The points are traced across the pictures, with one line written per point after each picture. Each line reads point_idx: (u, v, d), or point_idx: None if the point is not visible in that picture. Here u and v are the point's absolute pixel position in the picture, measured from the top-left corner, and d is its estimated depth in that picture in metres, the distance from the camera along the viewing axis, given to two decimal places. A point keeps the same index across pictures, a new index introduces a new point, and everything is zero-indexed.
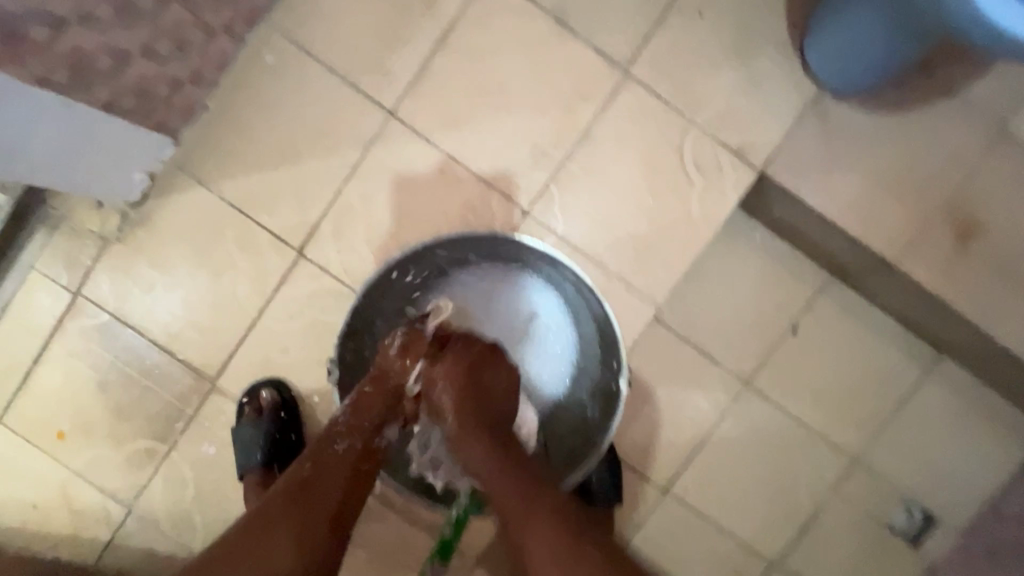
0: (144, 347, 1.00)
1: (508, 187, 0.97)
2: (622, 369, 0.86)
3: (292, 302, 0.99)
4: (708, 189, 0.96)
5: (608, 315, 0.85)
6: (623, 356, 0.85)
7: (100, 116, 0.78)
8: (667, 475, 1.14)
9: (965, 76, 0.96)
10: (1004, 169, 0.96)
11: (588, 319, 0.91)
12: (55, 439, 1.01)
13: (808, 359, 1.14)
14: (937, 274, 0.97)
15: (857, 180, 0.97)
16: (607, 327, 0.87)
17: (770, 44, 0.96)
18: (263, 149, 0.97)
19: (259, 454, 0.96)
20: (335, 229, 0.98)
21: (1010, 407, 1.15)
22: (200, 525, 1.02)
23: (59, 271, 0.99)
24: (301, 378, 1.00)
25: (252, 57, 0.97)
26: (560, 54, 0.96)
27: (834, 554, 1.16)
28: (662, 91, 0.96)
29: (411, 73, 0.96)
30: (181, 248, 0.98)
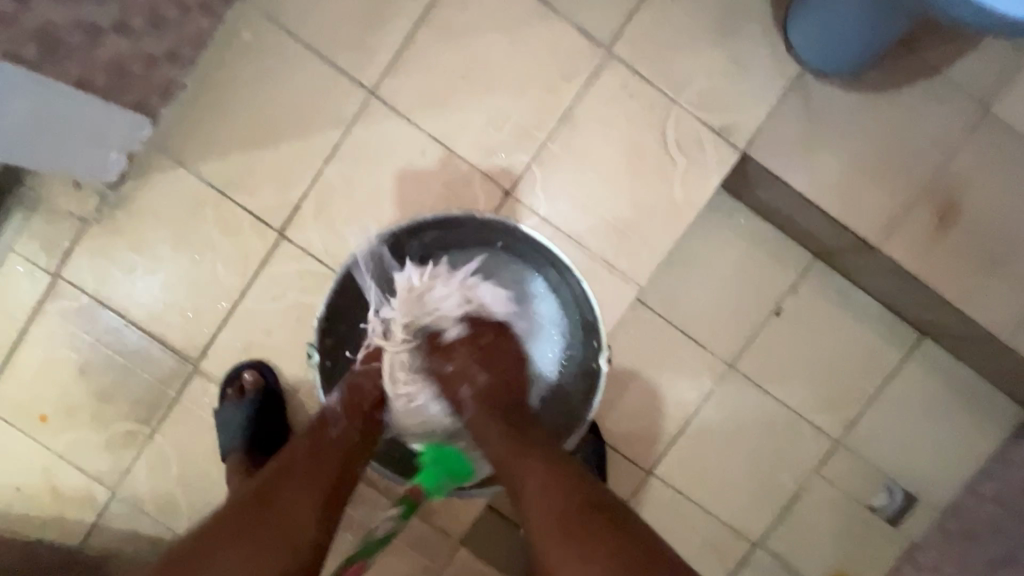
0: (125, 329, 0.99)
1: (490, 167, 0.96)
2: (603, 347, 0.86)
3: (274, 284, 0.98)
4: (691, 171, 0.96)
5: (587, 294, 0.85)
6: (603, 333, 0.86)
7: (72, 93, 0.77)
8: (651, 457, 1.15)
9: (948, 57, 0.96)
10: (986, 150, 0.96)
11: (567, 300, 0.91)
12: (37, 422, 1.01)
13: (792, 341, 1.15)
14: (917, 255, 0.97)
15: (840, 161, 0.96)
16: (585, 307, 0.88)
17: (753, 23, 0.95)
18: (242, 129, 0.96)
19: (240, 435, 0.96)
20: (316, 210, 0.97)
21: (990, 389, 1.16)
22: (184, 507, 1.03)
23: (38, 253, 0.98)
24: (284, 361, 1.00)
25: (230, 36, 0.95)
26: (541, 32, 0.95)
27: (816, 535, 1.18)
28: (645, 71, 0.95)
29: (392, 52, 0.95)
30: (161, 229, 0.97)
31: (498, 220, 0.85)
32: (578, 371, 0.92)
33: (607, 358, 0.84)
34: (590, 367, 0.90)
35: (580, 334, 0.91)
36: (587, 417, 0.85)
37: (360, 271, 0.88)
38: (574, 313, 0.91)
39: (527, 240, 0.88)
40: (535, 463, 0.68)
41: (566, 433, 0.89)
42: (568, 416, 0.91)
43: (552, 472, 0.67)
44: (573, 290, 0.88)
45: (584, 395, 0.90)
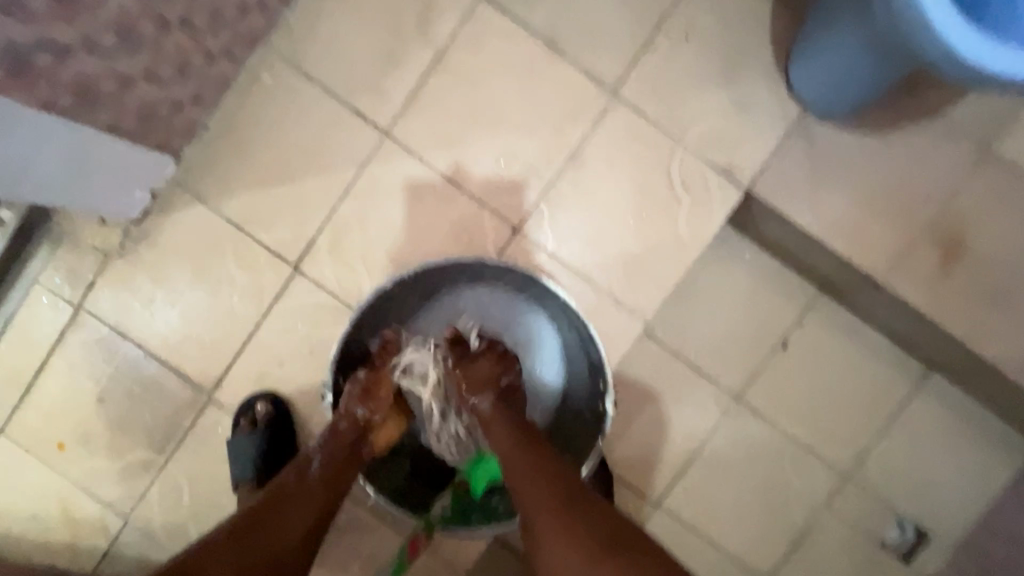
0: (143, 360, 1.02)
1: (500, 204, 0.99)
2: (609, 392, 0.87)
3: (288, 316, 1.01)
4: (696, 208, 0.98)
5: (595, 339, 0.86)
6: (610, 378, 0.86)
7: (103, 138, 0.81)
8: (659, 490, 1.15)
9: (947, 97, 0.98)
10: (988, 188, 0.98)
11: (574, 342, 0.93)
12: (55, 450, 1.03)
13: (799, 374, 1.15)
14: (922, 291, 0.98)
15: (843, 198, 0.98)
16: (592, 350, 0.89)
17: (755, 66, 0.98)
18: (261, 167, 1.00)
19: (251, 466, 0.98)
20: (331, 245, 1.00)
21: (1001, 423, 1.15)
22: (195, 536, 1.04)
23: (62, 285, 1.01)
24: (297, 391, 1.02)
25: (252, 78, 1.00)
26: (549, 74, 0.98)
27: (827, 571, 1.16)
28: (650, 111, 0.98)
29: (405, 94, 0.99)
30: (181, 262, 1.01)
31: (504, 266, 0.87)
32: (585, 411, 0.93)
33: (613, 403, 0.85)
34: (596, 409, 0.91)
35: (587, 376, 0.93)
36: (593, 462, 0.86)
37: (372, 310, 0.90)
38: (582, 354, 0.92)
39: (534, 282, 0.90)
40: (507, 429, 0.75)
41: None
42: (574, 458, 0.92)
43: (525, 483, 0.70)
44: (580, 331, 0.90)
45: (589, 437, 0.91)
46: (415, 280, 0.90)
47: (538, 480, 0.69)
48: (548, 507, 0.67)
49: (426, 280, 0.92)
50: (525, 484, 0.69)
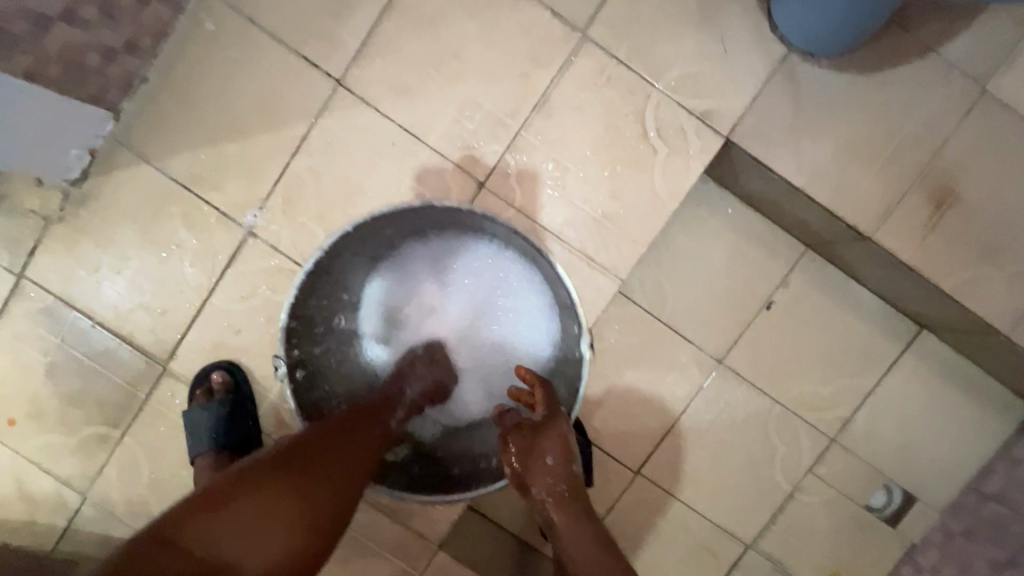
0: (92, 330, 0.97)
1: (462, 157, 0.93)
2: (584, 333, 0.79)
3: (243, 282, 0.95)
4: (672, 159, 0.92)
5: (561, 275, 0.79)
6: (583, 318, 0.79)
7: (19, 84, 0.75)
8: (639, 457, 1.12)
9: (941, 34, 0.91)
10: (983, 133, 0.91)
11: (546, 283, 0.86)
12: (4, 426, 0.99)
13: (783, 335, 1.10)
14: (911, 244, 0.93)
15: (829, 145, 0.92)
16: (562, 290, 0.82)
17: (736, 3, 0.91)
18: (207, 122, 0.93)
19: (207, 439, 0.93)
20: (284, 205, 0.94)
21: (993, 383, 1.11)
22: (156, 512, 1.00)
23: (1, 253, 0.95)
24: (255, 361, 0.97)
25: (192, 25, 0.92)
26: (514, 16, 0.91)
27: (812, 536, 1.14)
28: (622, 54, 0.91)
29: (359, 40, 0.92)
30: (127, 226, 0.95)
31: (455, 207, 0.79)
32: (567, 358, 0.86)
33: (588, 346, 0.78)
34: (573, 353, 0.84)
35: (560, 313, 0.86)
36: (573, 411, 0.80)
37: (332, 262, 0.83)
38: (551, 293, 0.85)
39: (494, 224, 0.83)
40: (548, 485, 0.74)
41: None
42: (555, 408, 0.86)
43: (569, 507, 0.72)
44: (548, 273, 0.83)
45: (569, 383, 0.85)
46: (381, 224, 0.82)
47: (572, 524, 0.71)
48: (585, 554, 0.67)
49: (402, 225, 0.86)
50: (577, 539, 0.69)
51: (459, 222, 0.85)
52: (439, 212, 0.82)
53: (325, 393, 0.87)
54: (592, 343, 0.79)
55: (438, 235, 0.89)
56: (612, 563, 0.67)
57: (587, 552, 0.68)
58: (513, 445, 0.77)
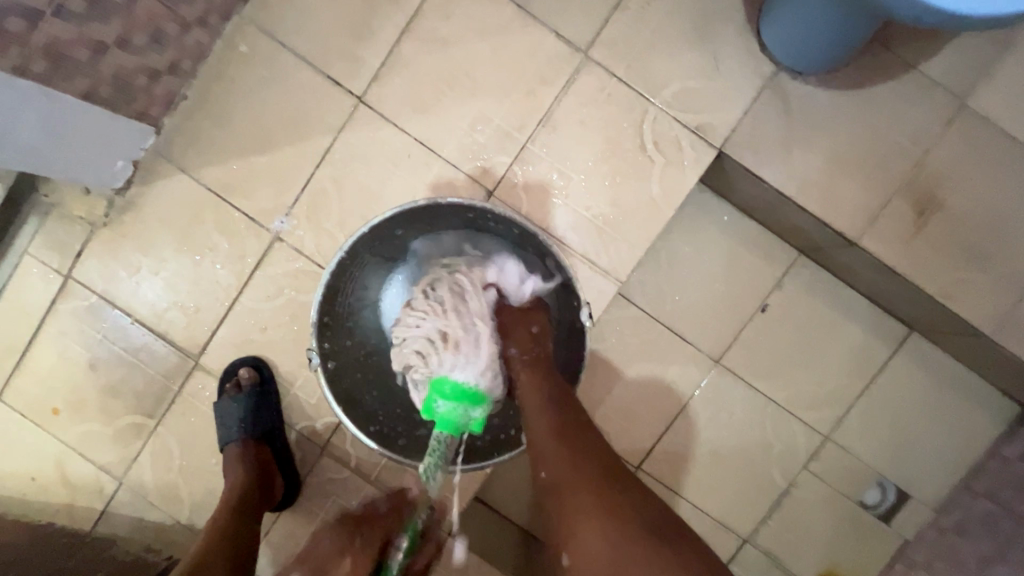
0: (131, 327, 1.05)
1: (473, 168, 1.00)
2: (584, 305, 0.88)
3: (270, 283, 1.03)
4: (669, 170, 0.99)
5: (559, 256, 0.87)
6: (581, 291, 0.87)
7: (81, 106, 0.83)
8: (639, 452, 1.17)
9: (922, 52, 0.97)
10: (964, 144, 0.97)
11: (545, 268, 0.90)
12: (50, 416, 1.07)
13: (778, 336, 1.16)
14: (897, 249, 0.98)
15: (817, 157, 0.98)
16: (560, 270, 0.89)
17: (728, 25, 0.98)
18: (240, 136, 1.02)
19: (235, 429, 1.01)
20: (309, 211, 1.02)
21: (983, 384, 1.15)
22: (186, 497, 1.08)
23: (51, 256, 1.04)
24: (280, 356, 1.05)
25: (227, 48, 1.01)
26: (521, 38, 0.99)
27: (808, 531, 1.18)
28: (622, 72, 0.98)
29: (379, 60, 1.00)
30: (165, 231, 1.03)
31: (462, 202, 0.86)
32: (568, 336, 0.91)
33: (587, 315, 0.87)
34: (573, 327, 0.90)
35: (559, 293, 0.92)
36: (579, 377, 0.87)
37: (351, 262, 0.89)
38: (550, 276, 0.92)
39: (499, 219, 0.89)
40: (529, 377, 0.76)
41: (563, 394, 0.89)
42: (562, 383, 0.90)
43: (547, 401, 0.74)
44: (546, 256, 0.90)
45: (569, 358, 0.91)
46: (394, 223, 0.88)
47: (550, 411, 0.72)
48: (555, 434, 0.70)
49: (411, 227, 0.91)
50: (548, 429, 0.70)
51: (464, 221, 0.91)
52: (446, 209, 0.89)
53: (353, 387, 0.91)
54: (591, 314, 0.88)
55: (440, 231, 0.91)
56: (583, 457, 0.69)
57: (559, 435, 0.70)
58: (504, 350, 0.77)
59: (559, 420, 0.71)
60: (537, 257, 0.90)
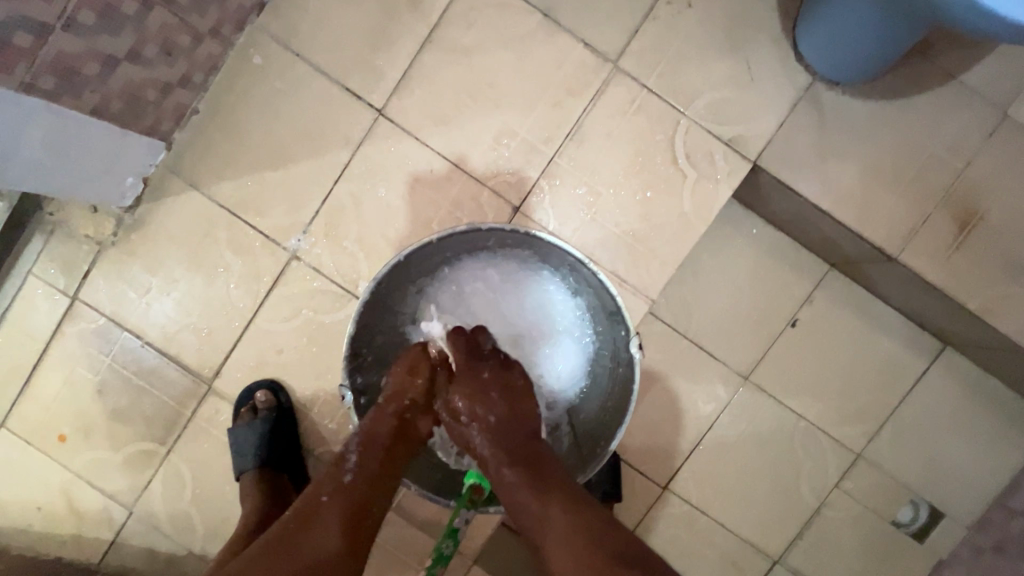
0: (141, 349, 1.00)
1: (498, 183, 0.96)
2: (631, 336, 0.80)
3: (286, 303, 0.99)
4: (701, 183, 0.95)
5: (604, 283, 0.80)
6: (630, 321, 0.80)
7: (88, 121, 0.79)
8: (667, 472, 1.13)
9: (962, 60, 0.94)
10: (1006, 155, 0.94)
11: (589, 293, 0.87)
12: (56, 443, 1.03)
13: (808, 351, 1.13)
14: (936, 264, 0.95)
15: (854, 169, 0.95)
16: (606, 296, 0.83)
17: (762, 33, 0.94)
18: (253, 151, 0.98)
19: (253, 456, 0.97)
20: (327, 229, 0.98)
21: (1019, 399, 1.12)
22: (199, 526, 1.03)
23: (57, 276, 1.00)
24: (297, 379, 1.01)
25: (240, 60, 0.97)
26: (547, 47, 0.95)
27: (839, 550, 1.15)
28: (652, 83, 0.95)
29: (400, 71, 0.96)
30: (176, 249, 0.99)
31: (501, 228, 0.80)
32: (617, 363, 0.86)
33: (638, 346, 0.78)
34: (620, 355, 0.85)
35: (606, 319, 0.86)
36: (624, 418, 0.79)
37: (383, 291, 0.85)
38: (595, 302, 0.87)
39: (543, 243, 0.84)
40: (497, 452, 0.68)
41: (609, 428, 0.83)
42: (608, 416, 0.85)
43: (524, 480, 0.64)
44: (590, 282, 0.84)
45: (618, 389, 0.85)
46: (428, 251, 0.84)
47: (530, 510, 0.62)
48: (535, 505, 0.62)
49: (455, 248, 0.87)
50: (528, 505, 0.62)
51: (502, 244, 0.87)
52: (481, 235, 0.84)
53: None
54: (641, 346, 0.80)
55: (476, 257, 0.90)
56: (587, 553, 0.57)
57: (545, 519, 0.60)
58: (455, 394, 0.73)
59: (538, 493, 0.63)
60: (581, 283, 0.87)
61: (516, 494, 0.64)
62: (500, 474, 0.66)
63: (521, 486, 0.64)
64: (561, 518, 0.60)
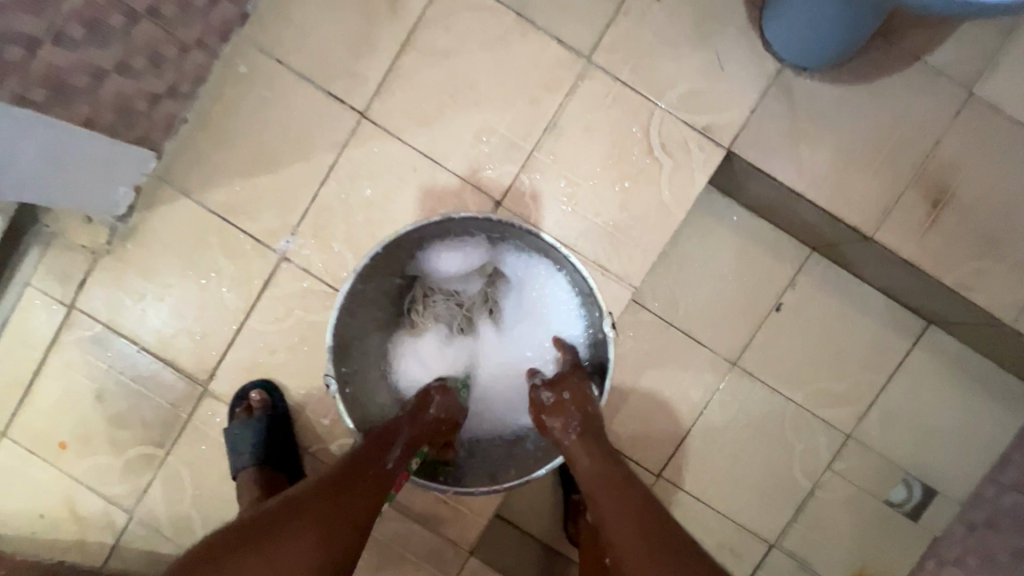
0: (137, 355, 1.03)
1: (480, 178, 0.99)
2: (605, 316, 0.85)
3: (278, 304, 1.01)
4: (678, 172, 0.98)
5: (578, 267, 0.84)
6: (603, 303, 0.84)
7: (82, 133, 0.82)
8: (659, 459, 1.15)
9: (926, 43, 0.97)
10: (974, 133, 0.96)
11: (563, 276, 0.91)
12: (57, 450, 1.05)
13: (794, 334, 1.14)
14: (912, 242, 0.97)
15: (826, 153, 0.97)
16: (580, 279, 0.87)
17: (730, 24, 0.97)
18: (242, 157, 1.00)
19: (248, 456, 0.98)
20: (315, 230, 1.00)
21: (1005, 374, 1.13)
22: (199, 527, 1.05)
23: (54, 287, 1.02)
24: (290, 378, 1.03)
25: (227, 69, 1.00)
26: (523, 46, 0.98)
27: (834, 532, 1.16)
28: (626, 76, 0.97)
29: (381, 74, 0.99)
30: (169, 255, 1.01)
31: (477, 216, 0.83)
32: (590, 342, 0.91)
33: (611, 325, 0.84)
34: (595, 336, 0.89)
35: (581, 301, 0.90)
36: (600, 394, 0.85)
37: (363, 281, 0.87)
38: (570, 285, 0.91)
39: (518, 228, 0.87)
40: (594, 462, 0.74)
41: None
42: None
43: (622, 491, 0.70)
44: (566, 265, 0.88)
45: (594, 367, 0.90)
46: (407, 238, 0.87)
47: (628, 515, 0.68)
48: (636, 527, 0.67)
49: (439, 233, 0.90)
50: (629, 518, 0.68)
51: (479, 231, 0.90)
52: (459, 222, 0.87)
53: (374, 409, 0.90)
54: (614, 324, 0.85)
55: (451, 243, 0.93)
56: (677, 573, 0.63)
57: (642, 530, 0.67)
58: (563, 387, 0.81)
59: (633, 514, 0.68)
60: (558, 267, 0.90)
61: (618, 508, 0.69)
62: (597, 484, 0.72)
63: (619, 502, 0.69)
64: (655, 536, 0.66)
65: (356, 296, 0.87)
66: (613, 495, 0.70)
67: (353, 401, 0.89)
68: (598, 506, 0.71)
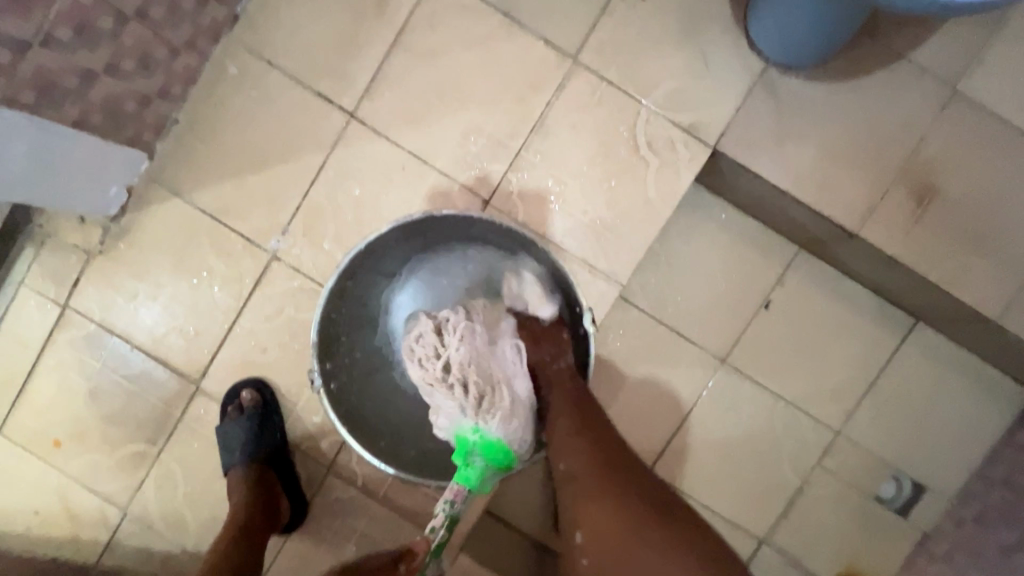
0: (130, 353, 1.04)
1: (468, 177, 1.00)
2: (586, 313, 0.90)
3: (268, 303, 1.02)
4: (664, 170, 0.98)
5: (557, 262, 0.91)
6: (582, 298, 0.90)
7: (73, 134, 0.83)
8: (649, 456, 1.16)
9: (911, 40, 0.97)
10: (959, 131, 0.97)
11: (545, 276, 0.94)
12: (51, 448, 1.06)
13: (782, 331, 1.15)
14: (897, 239, 0.97)
15: (811, 150, 0.98)
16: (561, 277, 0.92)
17: (715, 23, 0.98)
18: (232, 157, 1.01)
19: (240, 454, 0.99)
20: (305, 229, 1.01)
21: (993, 370, 1.14)
22: (192, 524, 1.06)
23: (48, 286, 1.04)
24: (281, 376, 1.04)
25: (216, 70, 1.01)
26: (510, 46, 0.99)
27: (824, 528, 1.16)
28: (611, 75, 0.98)
29: (369, 74, 1.00)
30: (161, 255, 1.03)
31: (461, 214, 0.88)
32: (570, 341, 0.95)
33: (592, 321, 0.90)
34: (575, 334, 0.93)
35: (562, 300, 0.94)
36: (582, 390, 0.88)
37: (351, 280, 0.90)
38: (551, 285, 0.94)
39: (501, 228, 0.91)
40: (570, 424, 0.80)
41: None
42: None
43: (581, 433, 0.79)
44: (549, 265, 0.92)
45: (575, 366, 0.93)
46: (395, 238, 0.91)
47: (584, 447, 0.78)
48: (586, 462, 0.77)
49: (428, 234, 0.92)
50: (578, 441, 0.78)
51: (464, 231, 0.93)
52: (446, 223, 0.91)
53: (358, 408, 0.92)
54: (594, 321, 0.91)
55: None
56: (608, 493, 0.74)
57: (591, 460, 0.77)
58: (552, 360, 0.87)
59: (594, 447, 0.78)
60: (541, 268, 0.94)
61: (584, 450, 0.78)
62: (567, 436, 0.79)
63: (583, 446, 0.78)
64: (597, 456, 0.78)
65: (344, 295, 0.91)
66: (570, 440, 0.79)
67: (338, 399, 0.91)
68: (563, 445, 0.79)
